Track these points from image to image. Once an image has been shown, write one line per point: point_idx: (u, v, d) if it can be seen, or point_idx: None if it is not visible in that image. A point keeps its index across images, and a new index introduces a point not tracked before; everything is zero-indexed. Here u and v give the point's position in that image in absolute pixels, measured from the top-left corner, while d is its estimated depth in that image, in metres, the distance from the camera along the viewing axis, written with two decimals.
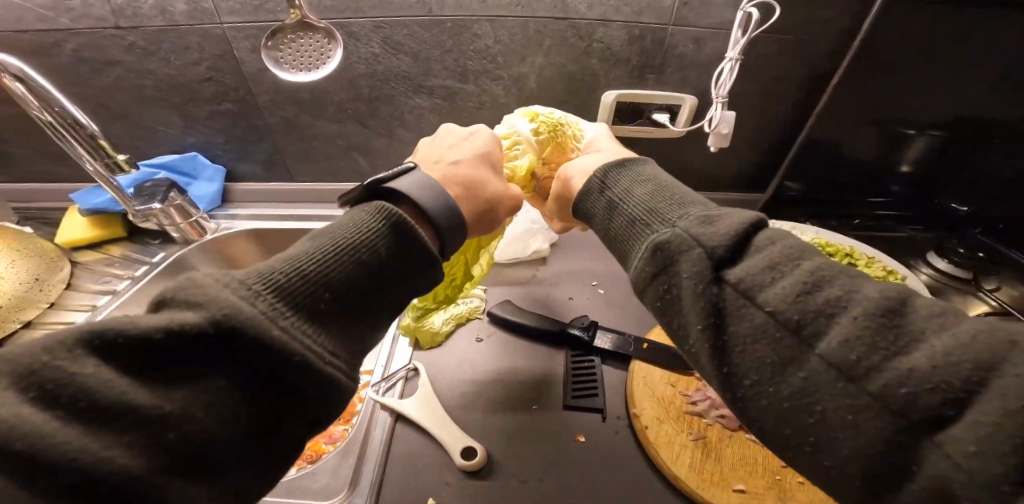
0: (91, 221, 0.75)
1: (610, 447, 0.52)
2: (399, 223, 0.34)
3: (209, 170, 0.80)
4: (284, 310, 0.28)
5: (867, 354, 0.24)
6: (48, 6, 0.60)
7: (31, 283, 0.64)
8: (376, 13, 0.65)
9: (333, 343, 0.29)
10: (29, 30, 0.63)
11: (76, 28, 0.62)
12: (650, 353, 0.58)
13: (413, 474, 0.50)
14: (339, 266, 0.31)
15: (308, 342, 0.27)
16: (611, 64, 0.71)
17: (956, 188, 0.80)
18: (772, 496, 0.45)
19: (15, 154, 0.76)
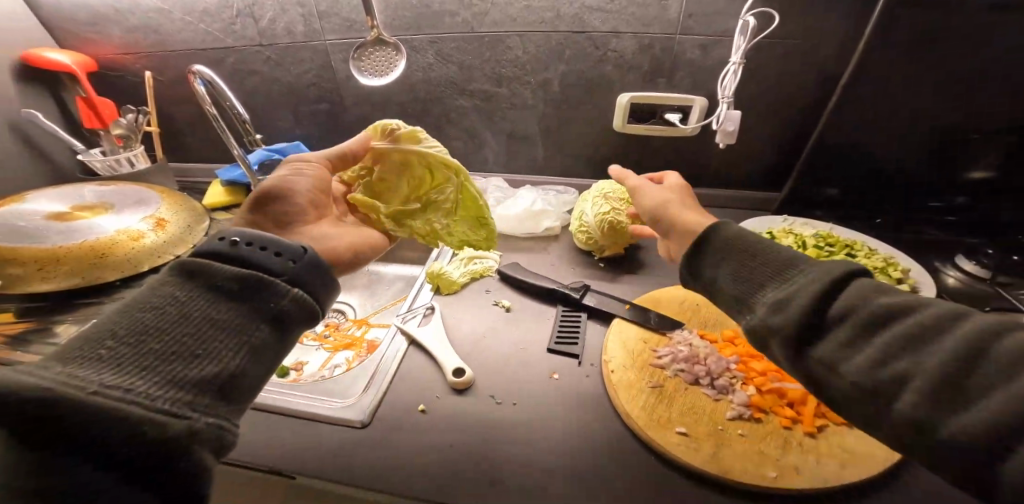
0: (226, 190, 1.01)
1: (577, 385, 0.58)
2: (198, 266, 0.37)
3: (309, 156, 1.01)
4: (118, 374, 0.30)
5: (900, 358, 0.31)
6: (220, 31, 0.86)
7: (186, 228, 0.81)
8: (432, 31, 0.82)
9: (199, 367, 0.33)
10: (207, 49, 0.89)
11: (234, 46, 0.88)
12: (631, 312, 0.65)
13: (412, 387, 0.58)
14: (160, 320, 0.34)
15: (158, 386, 0.30)
16: (625, 71, 0.80)
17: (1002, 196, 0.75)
18: (711, 442, 0.48)
19: (183, 140, 1.06)
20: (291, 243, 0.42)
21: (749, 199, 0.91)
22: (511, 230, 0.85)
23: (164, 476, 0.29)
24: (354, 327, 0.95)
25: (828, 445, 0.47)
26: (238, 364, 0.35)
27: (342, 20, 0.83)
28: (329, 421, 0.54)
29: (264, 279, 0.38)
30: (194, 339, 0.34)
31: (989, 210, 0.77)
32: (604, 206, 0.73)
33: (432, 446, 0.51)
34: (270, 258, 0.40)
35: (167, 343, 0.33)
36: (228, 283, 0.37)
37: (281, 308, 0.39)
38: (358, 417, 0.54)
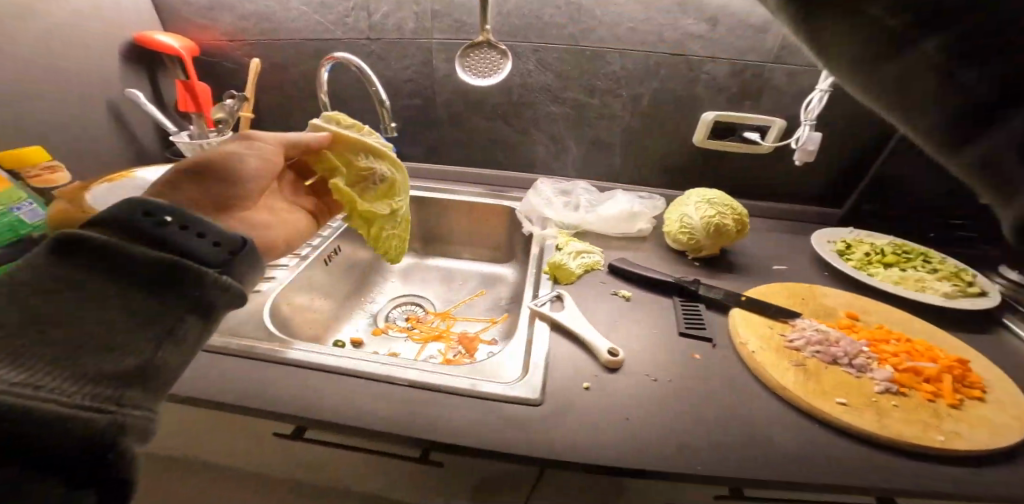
0: None
1: (721, 362, 0.62)
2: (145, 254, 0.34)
3: None
4: (32, 379, 0.27)
5: None
6: (333, 22, 0.90)
7: None
8: (537, 41, 0.87)
9: (98, 360, 0.30)
10: (313, 38, 0.92)
11: (343, 38, 0.92)
12: (749, 303, 0.70)
13: (571, 367, 0.60)
14: (23, 304, 0.30)
15: (72, 390, 0.28)
16: (714, 92, 0.88)
17: None
18: (871, 411, 0.53)
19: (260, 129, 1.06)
20: (219, 229, 0.39)
21: (810, 211, 1.00)
22: (605, 230, 0.89)
23: (70, 468, 0.27)
24: (438, 319, 0.96)
25: (971, 415, 0.53)
26: (160, 356, 0.32)
27: (453, 22, 0.87)
28: (505, 398, 0.54)
29: (184, 266, 0.35)
30: (93, 330, 0.31)
31: None
32: (709, 211, 0.79)
33: (606, 424, 0.51)
34: (200, 247, 0.37)
35: (72, 335, 0.30)
36: (138, 266, 0.34)
37: (210, 297, 0.36)
38: (530, 394, 0.54)
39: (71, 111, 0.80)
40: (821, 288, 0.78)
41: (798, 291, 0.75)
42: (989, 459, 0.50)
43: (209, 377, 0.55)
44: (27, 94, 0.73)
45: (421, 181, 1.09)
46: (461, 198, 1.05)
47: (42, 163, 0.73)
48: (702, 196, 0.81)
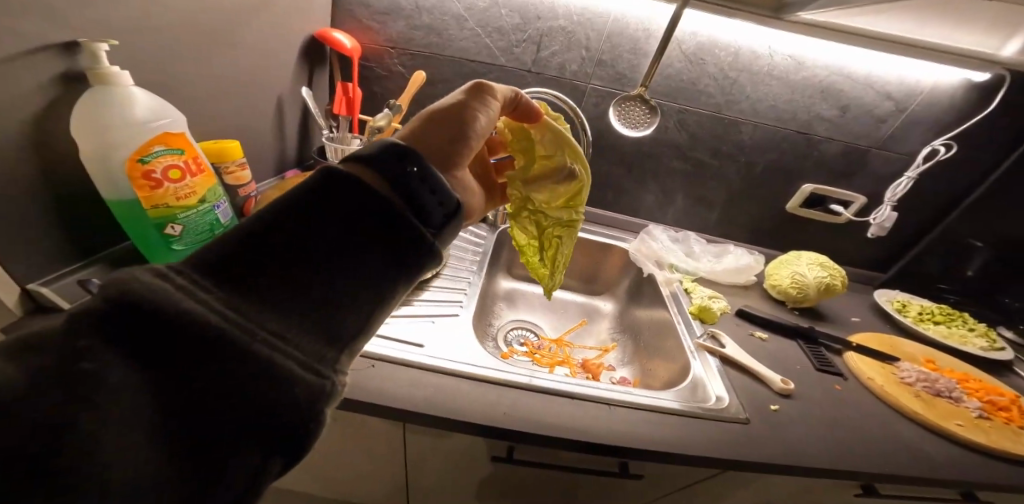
0: None
1: (861, 396, 0.78)
2: (345, 189, 0.33)
3: None
4: (232, 306, 0.28)
5: None
6: (501, 49, 0.93)
7: None
8: (684, 103, 0.99)
9: (323, 309, 0.31)
10: (475, 62, 0.94)
11: (505, 66, 0.95)
12: (858, 346, 0.87)
13: (750, 391, 0.73)
14: (289, 234, 0.31)
15: (283, 344, 0.29)
16: (814, 169, 1.05)
17: None
18: (981, 432, 0.72)
19: None
20: (445, 188, 0.38)
21: (858, 275, 1.21)
22: (718, 275, 1.01)
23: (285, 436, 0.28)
24: (557, 346, 1.02)
25: None
26: (366, 312, 0.33)
27: (615, 73, 0.95)
28: (724, 418, 0.66)
29: (408, 231, 0.35)
30: (325, 270, 0.32)
31: None
32: (821, 272, 0.95)
33: (811, 445, 0.65)
34: (428, 207, 0.36)
35: (307, 281, 0.31)
36: (368, 212, 0.33)
37: (411, 259, 0.35)
38: (742, 414, 0.67)
39: (246, 98, 0.76)
40: (889, 336, 0.97)
41: (881, 338, 0.94)
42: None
43: (487, 401, 0.61)
44: (232, 77, 0.71)
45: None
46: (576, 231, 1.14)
47: (238, 159, 0.69)
48: (807, 259, 0.98)
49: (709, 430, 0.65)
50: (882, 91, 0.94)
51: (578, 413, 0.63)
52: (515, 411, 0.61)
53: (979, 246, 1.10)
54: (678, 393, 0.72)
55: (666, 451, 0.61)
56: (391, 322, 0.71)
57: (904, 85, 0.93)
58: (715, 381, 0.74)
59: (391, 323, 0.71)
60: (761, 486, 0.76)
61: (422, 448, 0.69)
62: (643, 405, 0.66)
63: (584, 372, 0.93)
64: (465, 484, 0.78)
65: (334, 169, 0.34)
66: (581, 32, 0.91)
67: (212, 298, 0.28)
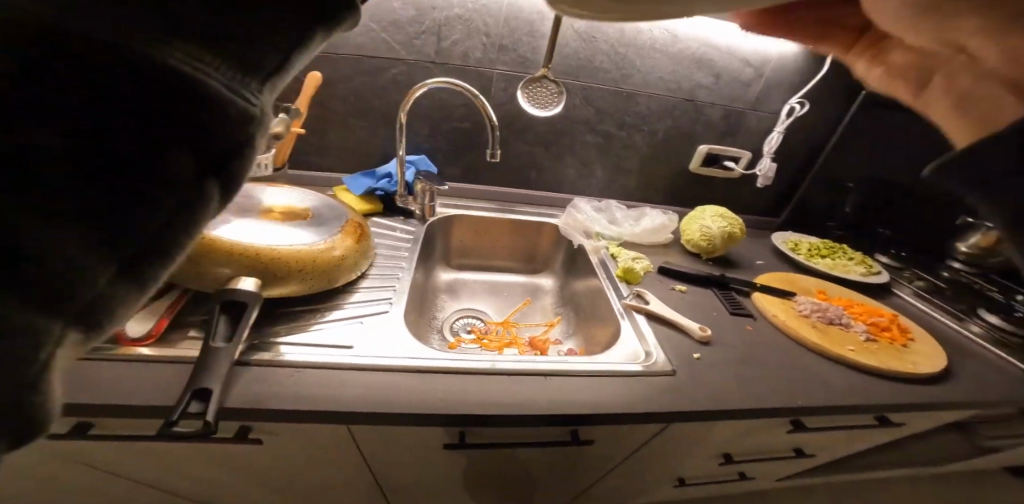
0: (362, 199, 0.96)
1: (767, 332, 0.88)
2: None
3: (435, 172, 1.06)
4: None
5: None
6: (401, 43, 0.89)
7: (353, 250, 0.73)
8: (586, 81, 1.04)
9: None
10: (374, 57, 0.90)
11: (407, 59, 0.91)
12: (765, 288, 0.97)
13: (673, 342, 0.80)
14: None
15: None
16: (707, 130, 1.17)
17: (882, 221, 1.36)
18: (866, 353, 0.82)
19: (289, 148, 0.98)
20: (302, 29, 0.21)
21: (759, 221, 1.35)
22: (639, 238, 1.08)
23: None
24: (503, 327, 1.03)
25: (912, 349, 0.85)
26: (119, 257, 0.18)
27: (518, 57, 0.97)
28: (652, 372, 0.72)
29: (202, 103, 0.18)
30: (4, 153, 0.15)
31: (877, 228, 1.37)
32: (722, 223, 1.05)
33: (728, 384, 0.73)
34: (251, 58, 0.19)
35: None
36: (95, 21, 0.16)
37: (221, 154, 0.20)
38: (669, 366, 0.73)
39: None
40: (793, 274, 1.09)
41: (785, 276, 1.05)
42: (932, 378, 0.82)
43: (426, 391, 0.61)
44: None
45: (461, 199, 1.15)
46: (505, 212, 1.15)
47: None
48: (710, 213, 1.07)
49: (641, 384, 0.70)
50: (742, 58, 1.06)
51: (521, 393, 0.64)
52: (456, 400, 0.61)
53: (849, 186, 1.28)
54: (611, 354, 0.77)
55: (604, 412, 0.64)
56: (322, 328, 0.68)
57: (759, 53, 1.05)
58: (643, 337, 0.80)
59: (319, 329, 0.68)
60: (699, 433, 0.82)
61: (373, 450, 0.67)
62: (581, 372, 0.69)
63: (532, 348, 0.96)
64: (428, 476, 0.78)
65: None
66: (478, 18, 0.91)
67: None
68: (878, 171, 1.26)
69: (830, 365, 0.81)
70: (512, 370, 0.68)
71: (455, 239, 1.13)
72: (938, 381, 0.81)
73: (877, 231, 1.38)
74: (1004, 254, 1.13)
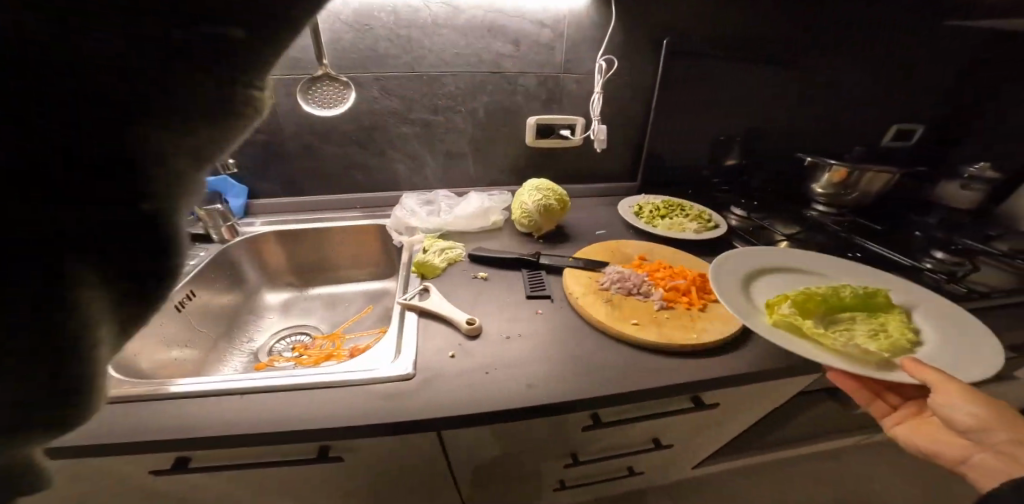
0: None
1: (560, 313, 0.81)
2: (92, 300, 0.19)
3: (236, 188, 1.01)
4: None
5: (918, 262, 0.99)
6: None
7: None
8: (376, 70, 0.97)
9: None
10: None
11: None
12: (576, 262, 0.91)
13: (436, 338, 0.74)
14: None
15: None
16: (530, 99, 1.12)
17: (744, 170, 1.32)
18: (653, 325, 0.76)
19: None
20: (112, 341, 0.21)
21: (619, 187, 1.30)
22: (458, 225, 1.02)
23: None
24: (328, 341, 0.96)
25: (713, 312, 0.79)
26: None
27: (286, 59, 0.90)
28: (384, 379, 0.66)
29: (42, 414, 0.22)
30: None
31: (742, 177, 1.33)
32: (538, 196, 1.00)
33: (472, 387, 0.65)
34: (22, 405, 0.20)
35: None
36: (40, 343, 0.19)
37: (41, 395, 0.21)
38: (406, 371, 0.66)
39: None
40: (626, 242, 1.02)
41: (610, 245, 0.99)
42: (727, 344, 0.75)
43: (113, 425, 0.58)
44: None
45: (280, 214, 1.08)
46: (330, 215, 1.09)
47: None
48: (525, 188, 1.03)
49: (364, 394, 0.64)
50: (535, 19, 1.01)
51: (221, 417, 0.60)
52: (133, 431, 0.57)
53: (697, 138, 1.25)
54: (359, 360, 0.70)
55: (307, 429, 0.59)
56: None
57: (549, 11, 1.00)
58: (402, 337, 0.73)
59: None
60: (497, 444, 0.73)
61: (106, 491, 0.65)
62: (300, 386, 0.64)
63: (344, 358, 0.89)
64: None
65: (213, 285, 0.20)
66: None
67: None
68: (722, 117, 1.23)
69: (616, 344, 0.75)
70: (227, 391, 0.64)
71: (277, 257, 1.05)
72: (732, 346, 0.74)
73: (744, 179, 1.33)
74: (856, 182, 1.12)
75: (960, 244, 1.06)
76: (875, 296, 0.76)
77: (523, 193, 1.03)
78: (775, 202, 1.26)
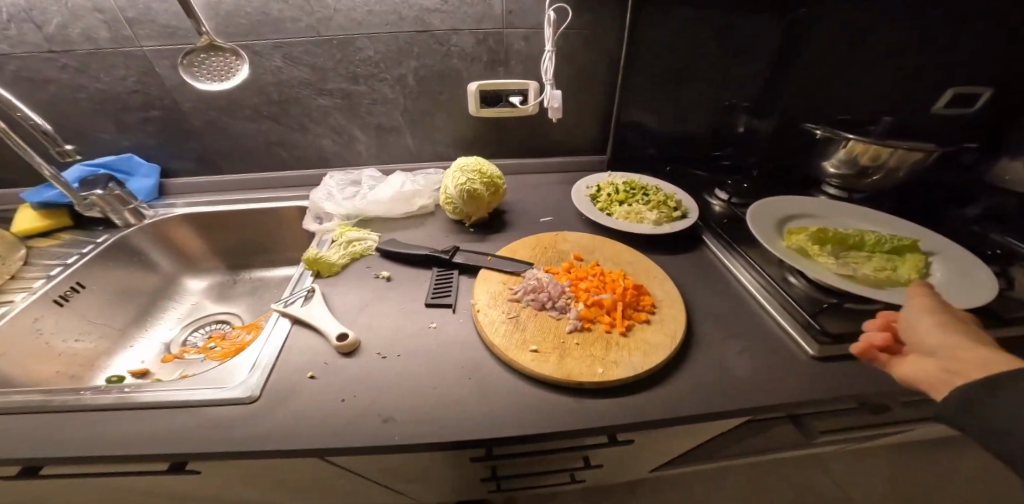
0: (39, 214, 0.88)
1: (454, 328, 0.71)
2: None
3: (145, 168, 0.96)
4: None
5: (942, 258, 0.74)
6: None
7: None
8: (273, 36, 0.87)
9: None
10: None
11: (14, 53, 0.81)
12: (493, 262, 0.79)
13: (304, 355, 0.67)
14: None
15: None
16: (468, 62, 0.95)
17: (751, 146, 1.09)
18: (555, 353, 0.64)
19: None
20: None
21: (588, 163, 1.13)
22: (380, 211, 0.93)
23: None
24: (244, 331, 0.88)
25: (633, 339, 0.66)
26: None
27: (160, 27, 0.81)
28: (224, 401, 0.61)
29: None
30: None
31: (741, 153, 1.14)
32: (459, 180, 0.87)
33: (320, 419, 0.59)
34: None
35: None
36: None
37: None
38: (247, 394, 0.61)
39: None
40: (567, 233, 0.87)
41: (545, 239, 0.85)
42: (639, 380, 0.63)
43: None
44: None
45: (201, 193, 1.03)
46: (251, 196, 1.02)
47: None
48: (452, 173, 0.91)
49: (199, 418, 0.59)
50: None
51: (43, 440, 0.58)
52: None
53: (682, 107, 1.03)
54: (205, 379, 0.65)
55: (130, 453, 0.56)
56: None
57: None
58: (264, 352, 0.67)
59: None
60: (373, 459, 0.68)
61: None
62: (134, 405, 0.60)
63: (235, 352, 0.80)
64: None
65: None
66: None
67: None
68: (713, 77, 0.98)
69: (508, 372, 0.65)
70: (62, 407, 0.61)
71: (193, 243, 1.00)
72: (646, 384, 0.62)
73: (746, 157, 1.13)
74: (882, 164, 0.88)
75: (998, 248, 0.83)
76: (905, 241, 0.74)
77: (447, 177, 0.90)
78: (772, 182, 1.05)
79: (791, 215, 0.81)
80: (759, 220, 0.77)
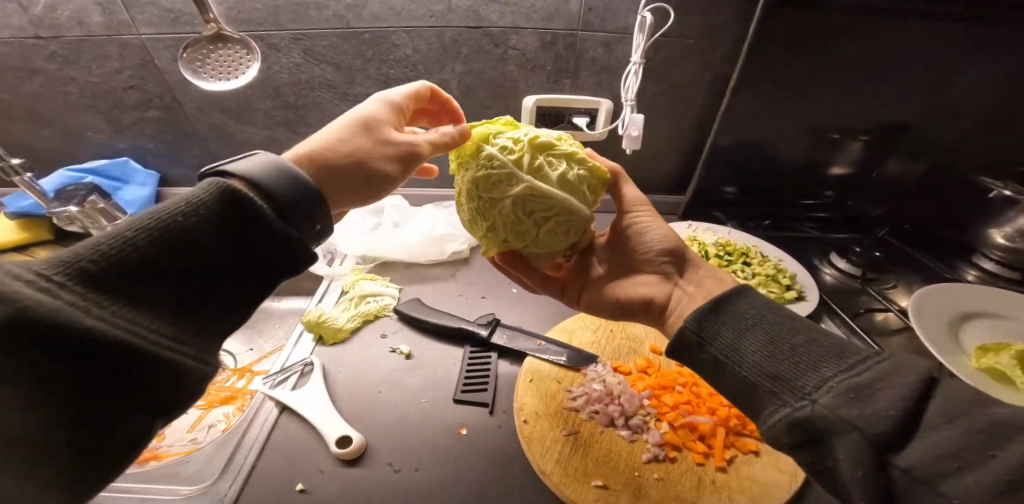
0: (17, 225, 0.74)
1: (488, 437, 0.52)
2: (228, 195, 0.31)
3: (141, 175, 0.83)
4: (91, 299, 0.26)
5: None
6: None
7: None
8: (295, 27, 0.70)
9: (163, 326, 0.28)
10: None
11: None
12: (542, 349, 0.61)
13: (289, 464, 0.49)
14: (149, 239, 0.29)
15: (126, 326, 0.26)
16: (528, 70, 0.77)
17: (864, 194, 0.90)
18: (628, 494, 0.45)
19: None
20: (190, 233, 0.30)
21: (659, 201, 0.94)
22: (412, 257, 0.77)
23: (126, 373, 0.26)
24: (233, 376, 0.70)
25: (737, 477, 0.46)
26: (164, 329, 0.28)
27: (161, 11, 0.65)
28: None
29: (164, 319, 0.28)
30: (141, 258, 0.28)
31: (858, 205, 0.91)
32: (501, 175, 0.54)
33: None
34: (186, 245, 0.30)
35: (155, 294, 0.28)
36: (200, 249, 0.30)
37: (206, 263, 0.31)
38: None
39: None
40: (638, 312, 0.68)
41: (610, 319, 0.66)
42: None
43: None
44: None
45: None
46: None
47: None
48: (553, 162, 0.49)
49: None
50: None
51: None
52: None
53: (795, 134, 0.83)
54: (152, 491, 0.49)
55: None
56: None
57: None
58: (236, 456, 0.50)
59: None
60: None
61: None
62: None
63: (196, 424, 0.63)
64: None
65: (209, 206, 0.31)
66: None
67: (104, 313, 0.26)
68: (827, 107, 0.79)
69: None
70: None
71: None
72: None
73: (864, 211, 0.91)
74: None
75: None
76: None
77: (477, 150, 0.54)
78: (903, 244, 0.84)
79: (967, 313, 0.57)
80: (926, 312, 0.55)
